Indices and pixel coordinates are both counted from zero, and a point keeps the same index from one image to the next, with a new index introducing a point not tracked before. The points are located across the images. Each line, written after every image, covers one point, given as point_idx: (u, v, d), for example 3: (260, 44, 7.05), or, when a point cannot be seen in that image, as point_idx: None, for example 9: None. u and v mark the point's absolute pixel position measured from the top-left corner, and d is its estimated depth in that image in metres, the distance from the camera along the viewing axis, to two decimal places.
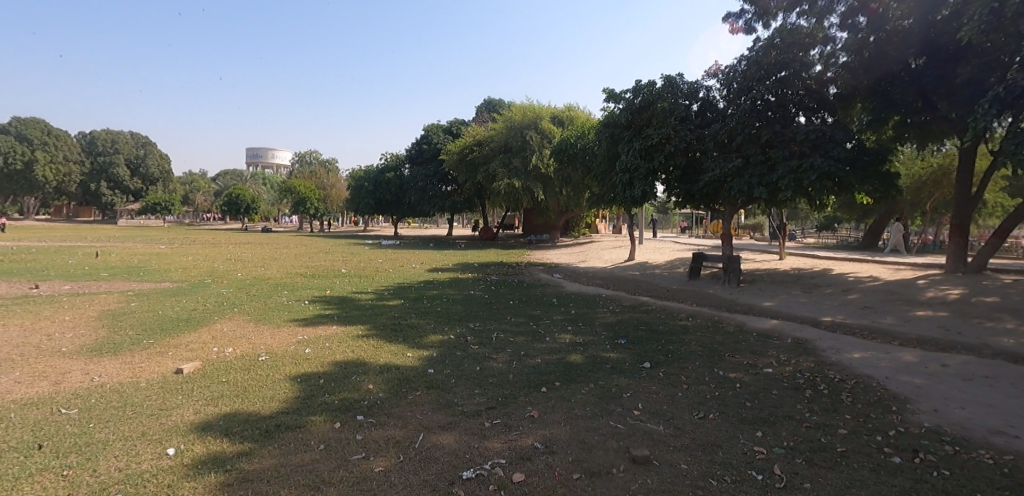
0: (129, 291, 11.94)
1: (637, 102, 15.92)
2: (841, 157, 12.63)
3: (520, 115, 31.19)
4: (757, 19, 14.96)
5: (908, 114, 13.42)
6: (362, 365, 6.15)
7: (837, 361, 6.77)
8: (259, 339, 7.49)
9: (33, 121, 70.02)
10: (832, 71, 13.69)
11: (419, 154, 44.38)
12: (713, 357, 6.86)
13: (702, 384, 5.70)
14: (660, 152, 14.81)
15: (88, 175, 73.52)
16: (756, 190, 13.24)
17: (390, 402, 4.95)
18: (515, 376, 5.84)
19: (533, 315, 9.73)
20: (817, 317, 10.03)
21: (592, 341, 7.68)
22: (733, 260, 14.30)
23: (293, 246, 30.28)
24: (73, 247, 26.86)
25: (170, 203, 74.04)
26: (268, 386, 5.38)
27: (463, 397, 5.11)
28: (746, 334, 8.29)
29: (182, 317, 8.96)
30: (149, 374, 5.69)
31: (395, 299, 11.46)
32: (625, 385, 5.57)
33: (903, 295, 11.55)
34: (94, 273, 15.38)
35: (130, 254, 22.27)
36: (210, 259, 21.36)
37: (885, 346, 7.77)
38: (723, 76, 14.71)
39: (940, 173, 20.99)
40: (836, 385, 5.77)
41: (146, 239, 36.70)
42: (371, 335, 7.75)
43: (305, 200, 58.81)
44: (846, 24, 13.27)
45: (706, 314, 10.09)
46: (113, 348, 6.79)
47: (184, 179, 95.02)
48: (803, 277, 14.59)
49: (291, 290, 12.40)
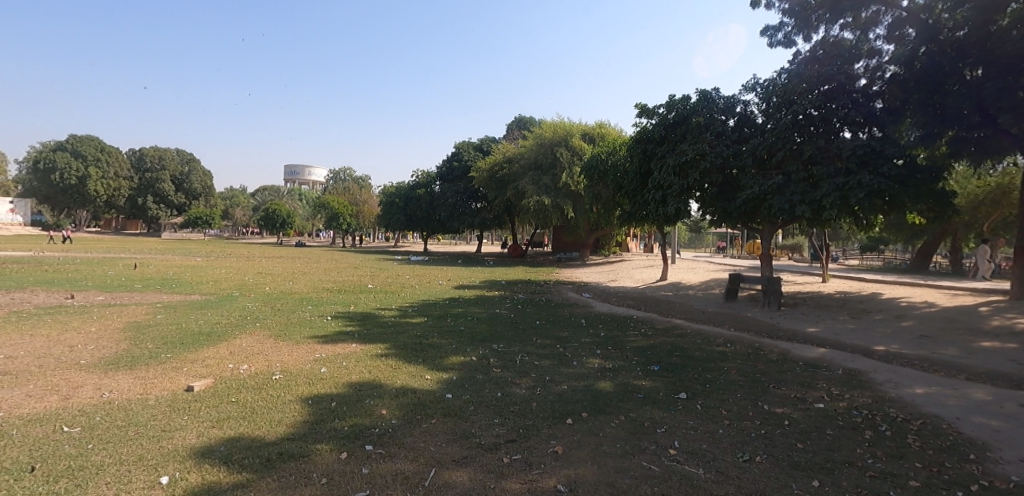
0: (158, 303, 12.03)
1: (671, 117, 15.48)
2: (891, 175, 11.84)
3: (550, 131, 31.09)
4: (797, 32, 14.35)
5: (965, 129, 12.46)
6: (377, 387, 5.84)
7: (898, 398, 6.08)
8: (276, 356, 7.28)
9: (90, 139, 74.30)
10: (879, 85, 12.97)
11: (450, 171, 44.68)
12: (756, 389, 6.28)
13: (746, 419, 5.16)
14: (695, 169, 14.28)
15: (137, 190, 76.99)
16: (798, 208, 12.54)
17: (402, 430, 4.59)
18: (538, 405, 5.41)
19: (560, 336, 9.28)
20: (869, 346, 9.25)
21: (622, 367, 7.18)
22: (774, 282, 13.53)
23: (324, 261, 30.66)
24: (116, 258, 27.81)
25: (210, 218, 76.60)
26: (278, 407, 5.11)
27: (481, 427, 4.72)
28: (792, 364, 7.64)
29: (204, 331, 8.88)
30: (159, 391, 5.51)
31: (419, 316, 11.19)
32: (659, 419, 5.08)
33: (965, 324, 10.61)
34: (130, 285, 15.69)
35: (167, 267, 22.81)
36: (242, 272, 21.67)
37: (951, 381, 7.01)
38: (761, 90, 14.16)
39: (1000, 192, 19.63)
40: (901, 426, 5.12)
41: (185, 251, 37.93)
42: (390, 355, 7.43)
43: (338, 216, 59.98)
44: (894, 35, 12.64)
45: (745, 340, 9.41)
46: (130, 362, 6.68)
47: (225, 194, 98.43)
48: (850, 302, 13.67)
49: (315, 305, 12.29)
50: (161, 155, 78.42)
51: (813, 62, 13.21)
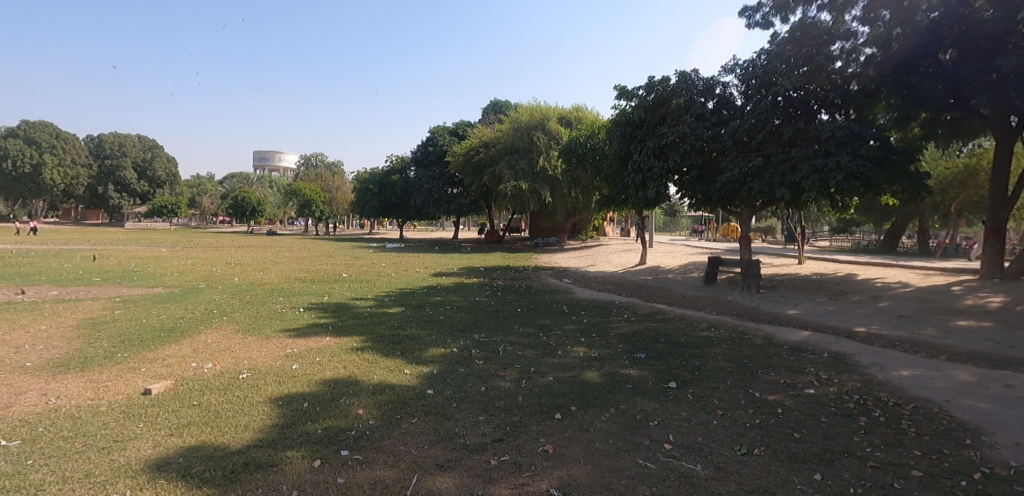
0: (117, 298, 11.36)
1: (650, 99, 15.22)
2: (869, 156, 11.89)
3: (527, 115, 30.55)
4: (775, 13, 14.16)
5: (937, 112, 12.55)
6: (353, 384, 5.50)
7: (886, 381, 6.03)
8: (244, 352, 6.85)
9: (43, 124, 70.53)
10: (855, 67, 12.85)
11: (425, 157, 43.83)
12: (745, 375, 6.14)
13: (738, 409, 4.99)
14: (675, 151, 14.13)
15: (96, 178, 73.64)
16: (777, 190, 12.50)
17: (381, 432, 4.27)
18: (524, 399, 5.14)
19: (543, 324, 9.05)
20: (850, 328, 9.26)
21: (609, 355, 6.97)
22: (753, 265, 13.54)
23: (296, 250, 29.77)
24: (73, 250, 26.48)
25: (176, 207, 74.00)
26: (245, 410, 4.73)
27: (465, 426, 4.43)
28: (777, 348, 7.56)
29: (166, 327, 8.33)
30: (113, 396, 5.06)
31: (396, 306, 10.82)
32: (651, 411, 4.86)
33: (940, 303, 10.77)
34: (87, 278, 14.80)
35: (128, 258, 21.71)
36: (209, 263, 20.78)
37: (934, 362, 7.01)
38: (740, 71, 14.01)
39: (967, 173, 20.07)
40: (894, 411, 5.02)
41: (148, 241, 36.37)
42: (366, 348, 7.09)
43: (311, 203, 58.45)
44: (868, 18, 12.49)
45: (729, 324, 9.34)
46: (82, 363, 6.17)
47: (191, 182, 95.11)
48: (827, 283, 13.78)
49: (286, 297, 11.78)
50: (120, 141, 75.11)
51: (791, 43, 12.99)
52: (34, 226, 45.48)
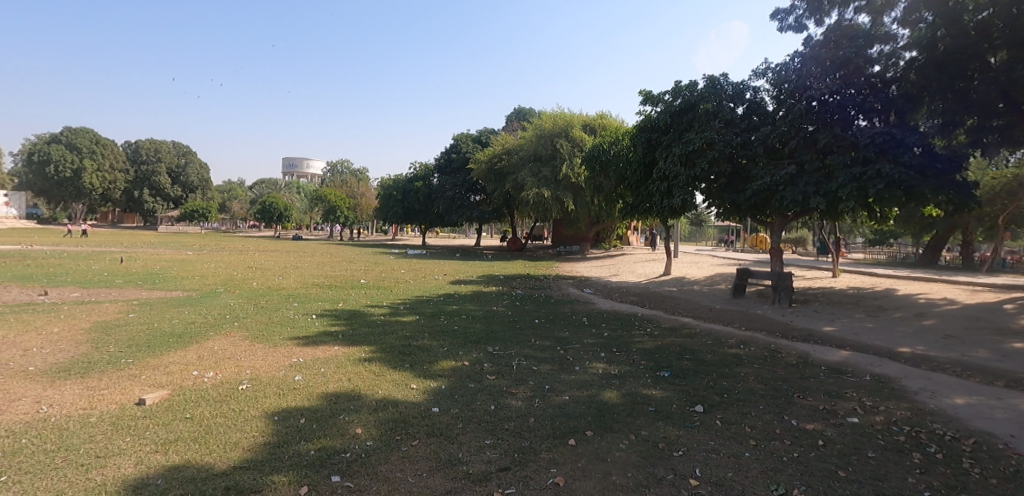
0: (135, 301, 11.35)
1: (676, 104, 14.73)
2: (913, 164, 11.14)
3: (550, 122, 30.26)
4: (809, 16, 13.53)
5: (985, 118, 11.74)
6: (355, 399, 5.19)
7: (939, 410, 5.44)
8: (249, 361, 6.63)
9: (85, 131, 73.31)
10: (894, 71, 12.15)
11: (448, 164, 43.87)
12: (780, 399, 5.62)
13: (773, 439, 4.50)
14: (703, 158, 13.58)
15: (133, 183, 76.08)
16: (812, 199, 11.84)
17: (377, 455, 3.93)
18: (536, 421, 4.73)
19: (560, 337, 8.61)
20: (893, 348, 8.58)
21: (630, 373, 6.53)
22: (785, 277, 12.85)
23: (318, 255, 29.86)
24: (103, 252, 27.03)
25: (207, 211, 75.66)
26: (237, 426, 4.45)
27: (470, 451, 4.07)
28: (814, 368, 7.01)
29: (175, 331, 8.20)
30: (105, 406, 4.84)
31: (411, 314, 10.54)
32: (675, 439, 4.41)
33: (992, 323, 9.99)
34: (110, 280, 14.93)
35: (153, 261, 22.00)
36: (231, 267, 20.87)
37: (992, 388, 6.36)
38: (772, 75, 13.43)
39: (1016, 184, 18.97)
40: (952, 447, 4.45)
41: (176, 245, 37.02)
42: (375, 360, 6.78)
43: (336, 209, 58.86)
44: (909, 20, 11.82)
45: (760, 341, 8.75)
46: (84, 369, 6.01)
47: (222, 188, 97.56)
48: (865, 298, 13.01)
49: (301, 303, 11.60)
50: (156, 148, 77.41)
51: (826, 46, 12.35)
52: (84, 230, 47.50)
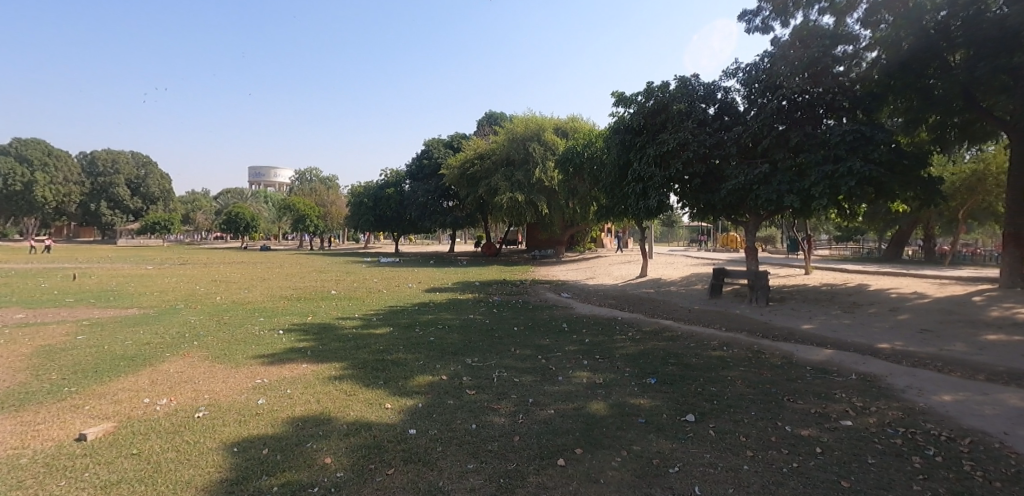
0: (84, 321, 10.57)
1: (648, 105, 14.65)
2: (882, 160, 11.25)
3: (522, 126, 30.08)
4: (774, 17, 13.66)
5: (947, 115, 11.99)
6: (325, 423, 4.79)
7: (930, 409, 5.33)
8: (207, 384, 6.11)
9: (35, 142, 70.17)
10: (860, 71, 12.32)
11: (420, 170, 43.35)
12: (770, 404, 5.44)
13: (770, 448, 4.29)
14: (678, 159, 13.51)
15: (89, 195, 72.92)
16: (786, 198, 11.85)
17: (349, 488, 3.55)
18: (521, 440, 4.42)
19: (541, 345, 8.32)
20: (873, 344, 8.58)
21: (615, 381, 6.28)
22: (761, 276, 12.85)
23: (286, 266, 28.87)
24: (54, 269, 25.56)
25: (170, 223, 72.99)
26: (192, 460, 4.01)
27: (451, 478, 3.73)
28: (800, 369, 6.88)
29: (127, 354, 7.58)
30: (40, 444, 4.33)
31: (383, 326, 10.10)
32: (670, 454, 4.16)
33: (964, 315, 10.13)
34: (60, 299, 13.99)
35: (109, 277, 20.86)
36: (193, 280, 19.94)
37: (975, 383, 6.34)
38: (742, 75, 13.47)
39: (975, 179, 19.65)
40: (951, 449, 4.33)
41: (135, 259, 35.45)
42: (346, 377, 6.37)
43: (304, 218, 57.30)
44: (870, 20, 12.00)
45: (744, 342, 8.61)
46: (17, 401, 5.42)
47: (186, 199, 94.46)
48: (839, 294, 13.12)
49: (267, 318, 11.00)
50: (114, 159, 74.25)
51: (794, 46, 12.44)
52: (51, 244, 45.70)
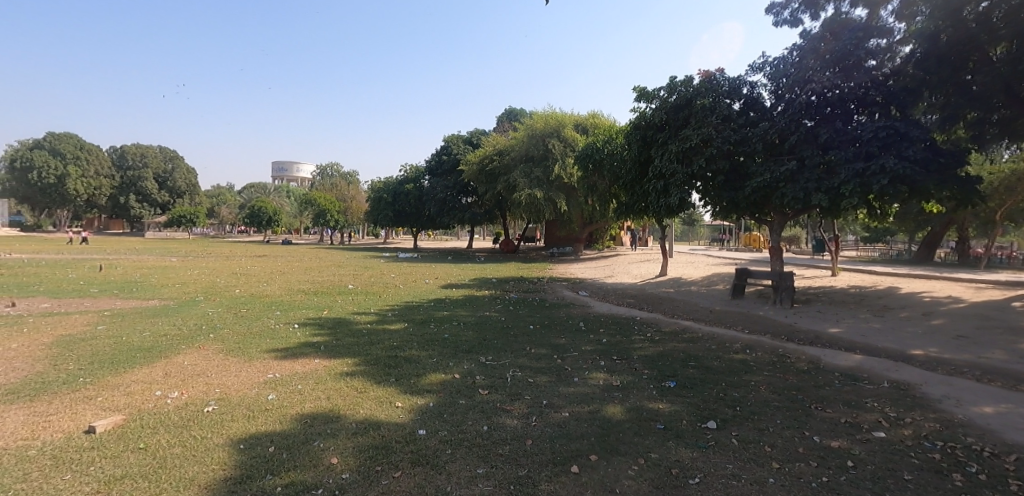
0: (105, 312, 10.70)
1: (671, 100, 14.31)
2: (917, 158, 10.74)
3: (541, 122, 29.83)
4: (803, 10, 13.21)
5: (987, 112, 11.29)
6: (334, 421, 4.70)
7: (970, 422, 5.00)
8: (219, 378, 6.07)
9: (68, 136, 72.10)
10: (893, 65, 11.84)
11: (439, 166, 43.38)
12: (796, 411, 5.18)
13: (797, 460, 4.05)
14: (701, 155, 13.15)
15: (118, 188, 74.77)
16: (813, 196, 11.42)
17: (354, 491, 3.44)
18: (534, 444, 4.26)
19: (557, 345, 8.14)
20: (905, 350, 8.19)
21: (632, 384, 6.07)
22: (786, 277, 12.44)
23: (306, 260, 29.11)
24: (82, 260, 26.17)
25: (195, 217, 74.44)
26: (197, 457, 3.94)
27: (459, 483, 3.59)
28: (828, 375, 6.57)
29: (144, 345, 7.62)
30: (50, 435, 4.31)
31: (398, 322, 10.02)
32: (689, 463, 3.95)
33: (1002, 321, 9.64)
34: (84, 290, 14.22)
35: (134, 268, 21.23)
36: (214, 273, 20.18)
37: (1017, 394, 5.97)
38: (769, 70, 13.06)
39: (1015, 179, 18.78)
40: (995, 466, 4.03)
41: (160, 251, 36.14)
42: (358, 374, 6.28)
43: (325, 212, 57.86)
44: (905, 13, 11.51)
45: (767, 345, 8.30)
46: (32, 391, 5.44)
47: (211, 193, 96.32)
48: (868, 297, 12.64)
49: (283, 311, 11.02)
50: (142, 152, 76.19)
51: (824, 40, 12.01)
52: (84, 236, 47.08)
